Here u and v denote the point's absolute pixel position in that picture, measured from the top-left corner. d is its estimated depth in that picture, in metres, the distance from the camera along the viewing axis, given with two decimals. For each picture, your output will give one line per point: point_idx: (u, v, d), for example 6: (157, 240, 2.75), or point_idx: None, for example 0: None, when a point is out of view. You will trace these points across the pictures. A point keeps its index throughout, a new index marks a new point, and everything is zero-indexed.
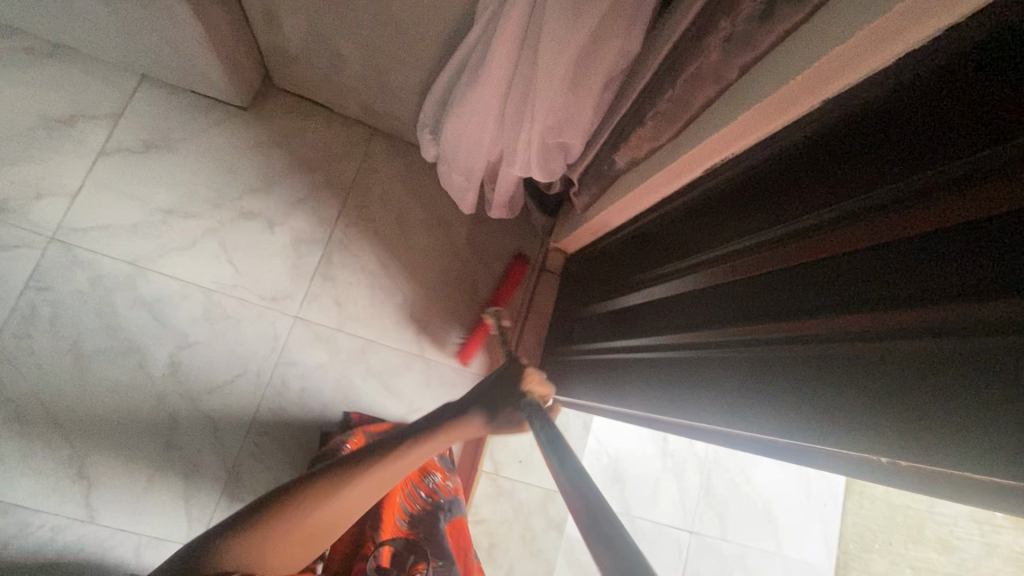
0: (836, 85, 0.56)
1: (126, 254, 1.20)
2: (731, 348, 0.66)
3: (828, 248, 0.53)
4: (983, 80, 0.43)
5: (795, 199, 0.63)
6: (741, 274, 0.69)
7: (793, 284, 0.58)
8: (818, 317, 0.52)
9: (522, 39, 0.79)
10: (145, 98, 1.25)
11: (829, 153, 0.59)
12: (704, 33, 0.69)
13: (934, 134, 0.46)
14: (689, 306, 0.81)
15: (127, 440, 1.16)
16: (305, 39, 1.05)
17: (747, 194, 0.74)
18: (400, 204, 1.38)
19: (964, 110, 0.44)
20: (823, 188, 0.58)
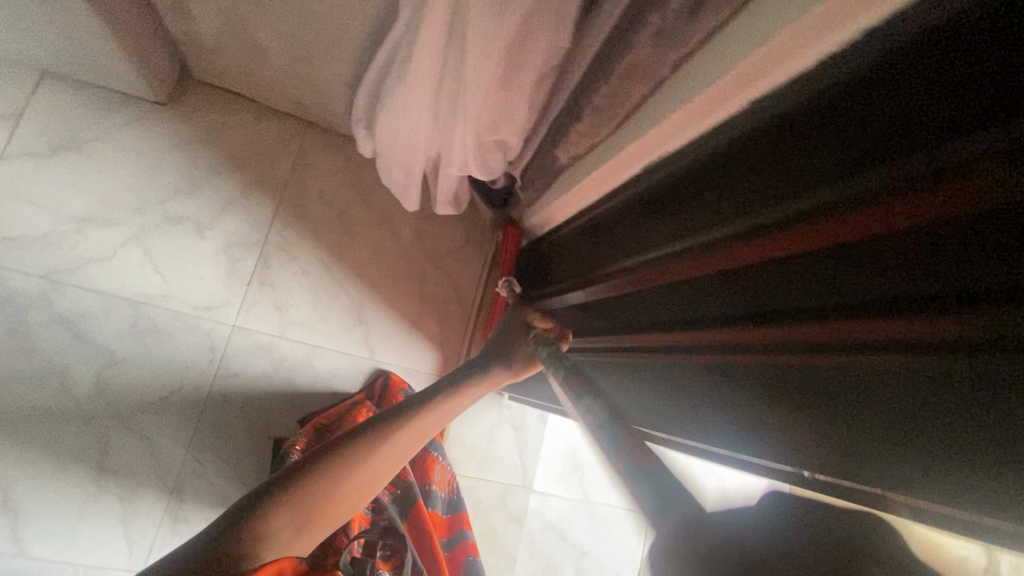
0: (771, 78, 0.54)
1: (37, 267, 1.10)
2: (713, 365, 0.64)
3: (774, 250, 0.52)
4: (888, 84, 0.42)
5: (736, 196, 0.61)
6: (690, 273, 0.67)
7: (748, 287, 0.56)
8: (781, 326, 0.50)
9: (449, 33, 0.75)
10: (47, 94, 1.14)
11: (765, 149, 0.57)
12: (632, 29, 0.68)
13: (860, 135, 0.44)
14: (640, 306, 0.81)
15: (51, 468, 1.07)
16: (220, 30, 0.97)
17: (689, 187, 0.72)
18: (341, 201, 1.33)
19: (885, 111, 0.42)
20: (763, 185, 0.56)
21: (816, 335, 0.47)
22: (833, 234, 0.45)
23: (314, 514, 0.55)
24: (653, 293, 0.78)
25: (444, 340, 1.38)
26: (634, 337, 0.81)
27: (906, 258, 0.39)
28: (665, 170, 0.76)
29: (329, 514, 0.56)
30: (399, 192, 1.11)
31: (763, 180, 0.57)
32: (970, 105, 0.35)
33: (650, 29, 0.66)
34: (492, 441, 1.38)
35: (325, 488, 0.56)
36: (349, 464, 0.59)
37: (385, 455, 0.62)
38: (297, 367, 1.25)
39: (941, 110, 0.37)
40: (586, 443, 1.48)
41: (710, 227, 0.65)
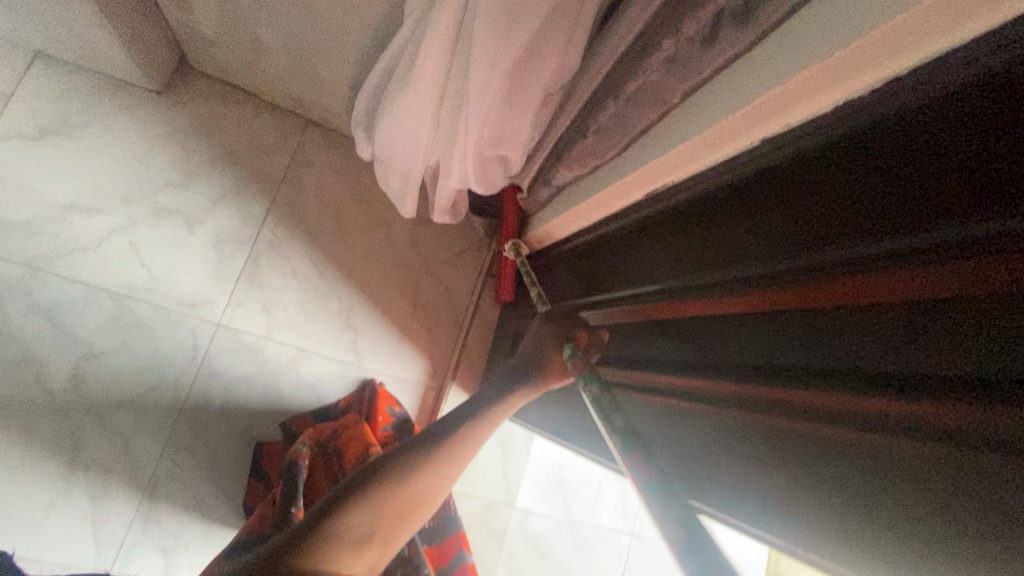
0: (781, 119, 0.52)
1: (18, 253, 1.06)
2: (684, 404, 0.64)
3: (788, 300, 0.50)
4: (912, 147, 0.41)
5: (740, 238, 0.60)
6: (687, 311, 0.66)
7: (749, 334, 0.55)
8: (777, 385, 0.49)
9: (455, 43, 0.72)
10: (39, 75, 1.10)
11: (773, 194, 0.56)
12: (644, 52, 0.66)
13: (880, 195, 0.43)
14: (632, 341, 0.79)
15: (21, 463, 1.03)
16: (220, 22, 0.94)
17: (691, 222, 0.71)
18: (337, 203, 1.30)
19: (907, 173, 0.41)
20: (769, 231, 0.56)
21: (820, 401, 0.45)
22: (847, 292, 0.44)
23: (385, 525, 0.54)
24: (644, 326, 0.76)
25: (433, 349, 1.36)
26: (632, 369, 0.77)
27: (919, 325, 0.39)
28: (664, 201, 0.74)
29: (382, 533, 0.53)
30: (396, 199, 1.08)
31: (769, 225, 0.56)
32: (999, 179, 0.34)
33: (665, 53, 0.64)
34: (478, 456, 1.35)
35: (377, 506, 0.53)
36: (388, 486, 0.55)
37: (422, 481, 0.56)
38: (282, 369, 1.22)
39: (963, 175, 0.37)
40: (573, 462, 1.46)
41: (714, 268, 0.63)
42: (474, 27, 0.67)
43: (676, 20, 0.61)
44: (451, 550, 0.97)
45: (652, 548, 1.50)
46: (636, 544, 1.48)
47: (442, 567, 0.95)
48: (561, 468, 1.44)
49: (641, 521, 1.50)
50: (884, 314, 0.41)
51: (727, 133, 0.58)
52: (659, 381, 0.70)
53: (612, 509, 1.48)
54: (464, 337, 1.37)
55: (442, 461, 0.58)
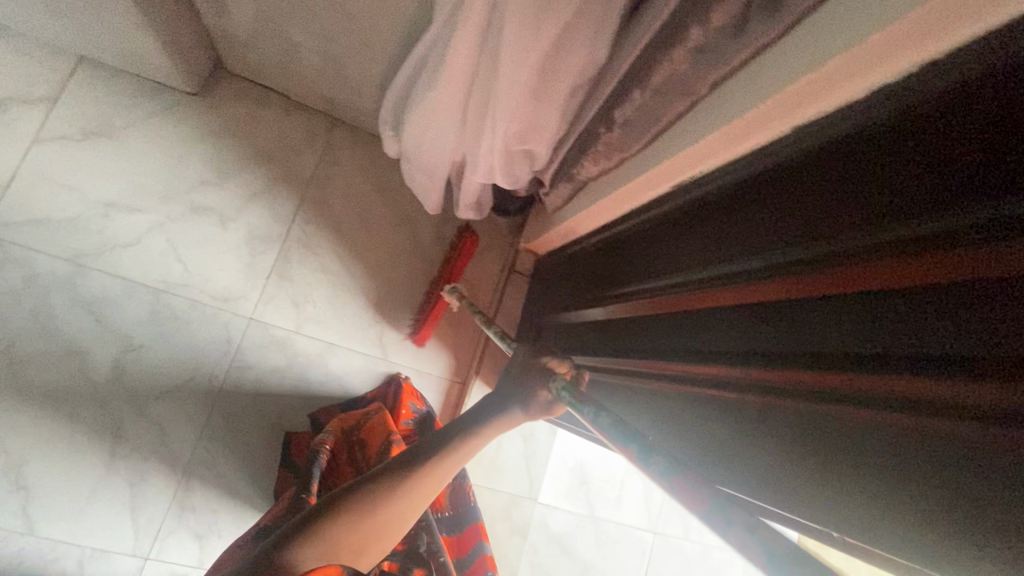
0: (805, 113, 0.53)
1: (64, 250, 1.11)
2: (707, 389, 0.65)
3: (807, 288, 0.51)
4: (939, 131, 0.41)
5: (763, 227, 0.61)
6: (714, 301, 0.66)
7: (772, 320, 0.56)
8: (797, 367, 0.50)
9: (483, 39, 0.73)
10: (83, 80, 1.15)
11: (797, 182, 0.56)
12: (672, 43, 0.66)
13: (905, 180, 0.43)
14: (658, 331, 0.80)
15: (67, 450, 1.08)
16: (254, 24, 0.97)
17: (715, 213, 0.71)
18: (363, 200, 1.32)
19: (934, 157, 0.41)
20: (793, 220, 0.56)
21: (832, 383, 0.47)
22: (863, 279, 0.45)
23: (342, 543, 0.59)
24: (671, 317, 0.77)
25: (457, 342, 1.37)
26: (650, 361, 0.79)
27: (930, 306, 0.40)
28: (693, 193, 0.75)
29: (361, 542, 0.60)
30: (422, 196, 1.10)
31: (793, 213, 0.56)
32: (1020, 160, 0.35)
33: (692, 43, 0.64)
34: (501, 450, 1.36)
35: (357, 523, 0.60)
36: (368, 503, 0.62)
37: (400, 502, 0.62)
38: (311, 363, 1.25)
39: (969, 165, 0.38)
40: (596, 458, 1.46)
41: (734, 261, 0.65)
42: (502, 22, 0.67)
43: (704, 9, 0.61)
44: (469, 541, 0.98)
45: (675, 546, 1.49)
46: (660, 543, 1.47)
47: (460, 557, 0.96)
48: (584, 464, 1.44)
49: (664, 518, 1.49)
50: (903, 296, 0.42)
51: (755, 123, 0.58)
52: (674, 370, 0.73)
53: (635, 506, 1.47)
54: (487, 333, 1.36)
55: (421, 480, 0.64)
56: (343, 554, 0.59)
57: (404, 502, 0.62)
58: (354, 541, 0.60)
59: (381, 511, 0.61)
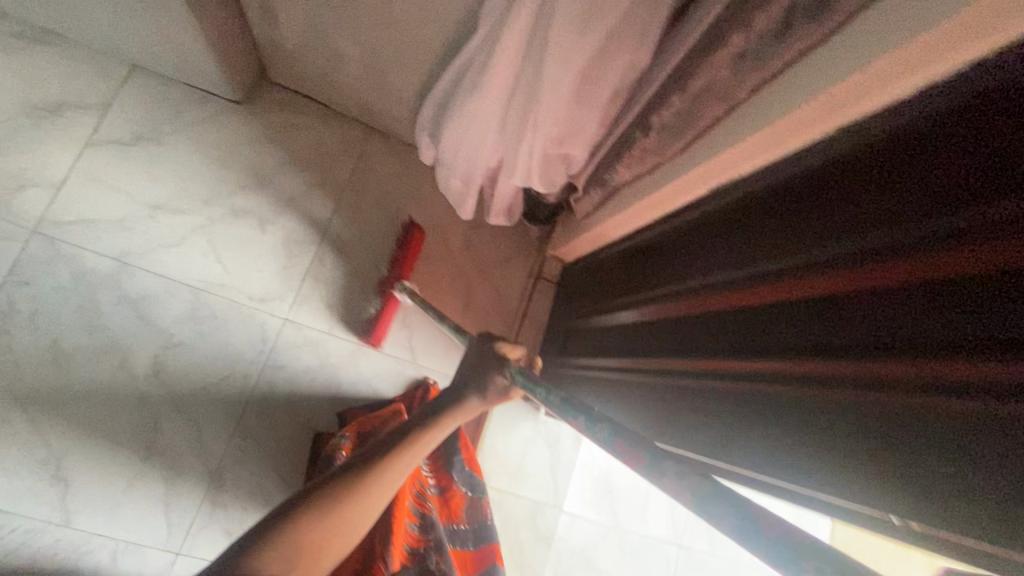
0: (825, 125, 0.56)
1: (112, 249, 1.15)
2: (721, 383, 0.65)
3: (829, 286, 0.51)
4: (959, 135, 0.41)
5: (781, 232, 0.61)
6: (733, 303, 0.67)
7: (790, 318, 0.56)
8: (815, 359, 0.51)
9: (527, 46, 0.76)
10: (136, 87, 1.21)
11: (818, 188, 0.56)
12: (714, 49, 0.68)
13: (922, 183, 0.43)
14: (674, 334, 0.80)
15: (106, 443, 1.11)
16: (303, 35, 1.01)
17: (735, 221, 0.71)
18: (396, 206, 1.36)
19: (953, 160, 0.41)
20: (811, 223, 0.56)
21: (851, 370, 0.46)
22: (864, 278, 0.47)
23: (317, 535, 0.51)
24: (688, 320, 0.77)
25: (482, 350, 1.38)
26: (663, 361, 0.81)
27: (950, 295, 0.40)
28: (720, 200, 0.75)
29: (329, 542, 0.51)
30: (456, 201, 1.12)
31: (811, 217, 0.56)
32: None
33: (735, 49, 0.65)
34: (527, 456, 1.37)
35: (331, 517, 0.52)
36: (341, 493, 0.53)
37: (373, 492, 0.54)
38: (342, 364, 1.27)
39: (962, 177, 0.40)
40: (621, 467, 1.44)
41: (744, 266, 0.67)
42: (549, 29, 0.70)
43: (747, 16, 0.63)
44: (481, 561, 0.94)
45: (701, 561, 1.46)
46: (685, 556, 1.45)
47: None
48: (609, 473, 1.43)
49: (689, 531, 1.47)
50: (921, 289, 0.42)
51: (786, 130, 0.60)
52: (683, 368, 0.75)
53: (660, 517, 1.45)
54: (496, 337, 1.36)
55: (390, 470, 0.56)
56: (311, 554, 0.50)
57: (389, 478, 0.56)
58: (338, 527, 0.52)
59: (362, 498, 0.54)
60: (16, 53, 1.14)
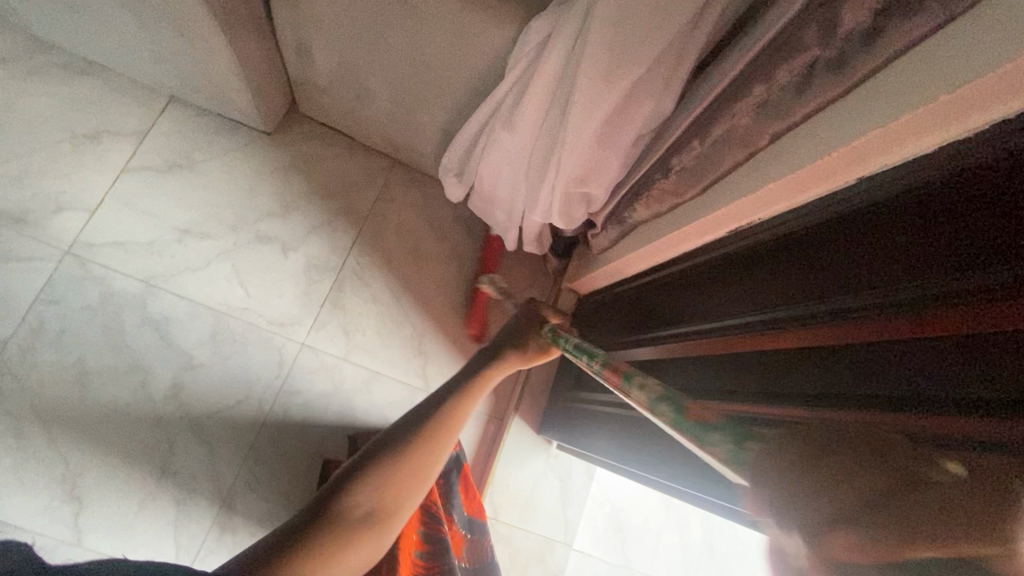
0: (841, 178, 0.57)
1: (139, 271, 1.19)
2: (743, 427, 0.66)
3: (845, 336, 0.52)
4: (971, 196, 0.43)
5: (807, 279, 0.62)
6: (755, 347, 0.67)
7: (813, 364, 0.57)
8: (836, 410, 0.51)
9: (552, 91, 0.79)
10: (172, 117, 1.26)
11: (841, 238, 0.58)
12: (736, 99, 0.70)
13: (944, 240, 0.45)
14: (701, 375, 0.81)
15: (121, 463, 1.12)
16: (335, 73, 1.06)
17: (759, 265, 0.73)
18: (415, 235, 1.38)
19: (968, 220, 0.43)
20: (837, 272, 0.57)
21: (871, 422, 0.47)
22: (888, 328, 0.47)
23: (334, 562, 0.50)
24: (712, 362, 0.78)
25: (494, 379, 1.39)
26: (687, 399, 0.80)
27: (968, 352, 0.40)
28: (737, 243, 0.77)
29: (389, 500, 0.53)
30: None
31: (837, 266, 0.57)
32: None
33: (756, 99, 0.68)
34: (537, 490, 1.35)
35: (383, 479, 0.53)
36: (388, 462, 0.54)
37: (425, 450, 0.56)
38: (356, 390, 1.28)
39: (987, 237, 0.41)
40: (632, 504, 1.41)
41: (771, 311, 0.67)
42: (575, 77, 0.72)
43: (768, 69, 0.65)
44: None
45: None
46: None
47: None
48: (620, 511, 1.40)
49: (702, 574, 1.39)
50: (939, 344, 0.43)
51: (804, 181, 0.61)
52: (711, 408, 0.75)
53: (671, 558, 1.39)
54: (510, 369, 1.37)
55: (434, 434, 0.57)
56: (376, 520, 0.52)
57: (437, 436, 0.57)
58: (400, 484, 0.54)
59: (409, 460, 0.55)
60: (63, 83, 1.20)
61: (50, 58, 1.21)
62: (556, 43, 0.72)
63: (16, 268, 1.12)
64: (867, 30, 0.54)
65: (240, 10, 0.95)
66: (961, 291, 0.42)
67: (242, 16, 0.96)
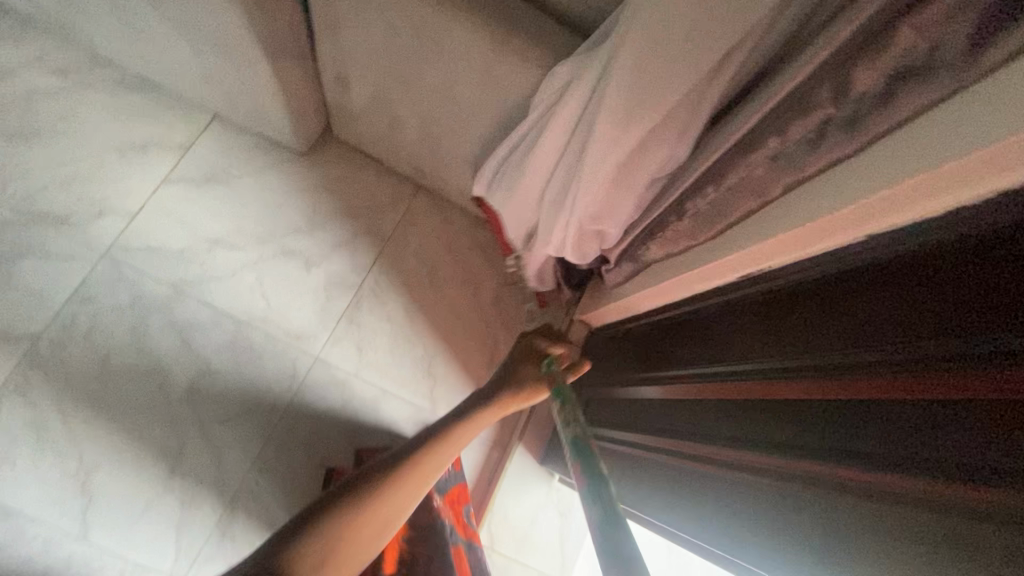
0: (846, 237, 0.58)
1: (169, 276, 1.24)
2: (753, 477, 0.65)
3: (850, 392, 0.51)
4: (986, 261, 0.42)
5: (810, 330, 0.62)
6: (757, 396, 0.67)
7: (814, 419, 0.56)
8: (846, 467, 0.50)
9: (572, 131, 0.82)
10: (214, 134, 1.33)
11: (848, 292, 0.58)
12: (750, 149, 0.72)
13: (952, 303, 0.44)
14: (704, 419, 0.79)
15: (132, 461, 1.15)
16: (369, 102, 1.12)
17: (767, 312, 0.73)
18: (434, 259, 1.41)
19: (978, 284, 0.42)
20: (837, 326, 0.57)
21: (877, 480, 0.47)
22: (886, 386, 0.47)
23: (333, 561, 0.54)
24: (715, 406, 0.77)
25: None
26: (690, 446, 0.80)
27: (971, 417, 0.40)
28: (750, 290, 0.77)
29: (345, 548, 0.55)
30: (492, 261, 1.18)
31: (841, 319, 0.57)
32: None
33: (769, 150, 0.69)
34: (536, 523, 1.33)
35: (340, 527, 0.55)
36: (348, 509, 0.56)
37: (384, 500, 0.57)
38: (364, 407, 1.30)
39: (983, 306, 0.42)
40: None
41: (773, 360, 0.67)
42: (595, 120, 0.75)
43: (783, 122, 0.66)
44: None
45: None
46: None
47: None
48: None
49: None
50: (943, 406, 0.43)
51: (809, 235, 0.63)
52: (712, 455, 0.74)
53: None
54: None
55: (400, 478, 0.59)
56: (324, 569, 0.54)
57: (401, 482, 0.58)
58: (358, 532, 0.55)
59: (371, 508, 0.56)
60: (118, 97, 1.29)
61: (108, 74, 1.29)
62: (578, 87, 0.75)
63: (56, 266, 1.18)
64: (882, 92, 0.54)
65: (290, 45, 1.02)
66: (959, 355, 0.42)
67: (288, 46, 1.02)
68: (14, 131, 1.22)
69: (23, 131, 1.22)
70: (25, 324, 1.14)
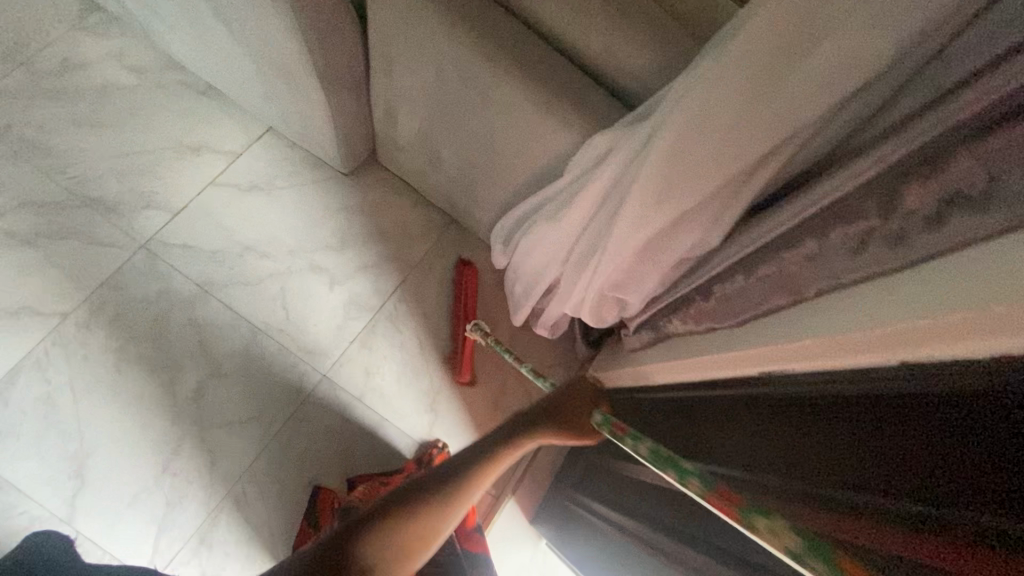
0: (857, 360, 0.54)
1: (198, 276, 1.27)
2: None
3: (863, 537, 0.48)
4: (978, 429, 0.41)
5: (821, 451, 0.58)
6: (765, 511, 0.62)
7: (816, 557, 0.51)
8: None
9: (605, 198, 0.81)
10: (266, 145, 1.38)
11: (850, 419, 0.55)
12: (785, 246, 0.68)
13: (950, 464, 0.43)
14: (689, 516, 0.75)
15: (129, 452, 1.16)
16: (414, 137, 1.14)
17: (773, 414, 0.69)
18: (456, 293, 1.41)
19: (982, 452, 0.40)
20: (850, 457, 0.54)
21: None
22: (855, 532, 0.49)
23: (409, 547, 0.58)
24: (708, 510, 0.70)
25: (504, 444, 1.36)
26: (671, 543, 0.75)
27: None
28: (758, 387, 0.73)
29: (399, 554, 0.58)
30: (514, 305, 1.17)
31: (850, 452, 0.54)
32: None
33: (805, 251, 0.66)
34: None
35: (397, 533, 0.58)
36: (399, 521, 0.59)
37: (436, 515, 0.61)
38: (362, 433, 1.28)
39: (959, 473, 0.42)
40: None
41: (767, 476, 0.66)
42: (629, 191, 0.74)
43: (823, 225, 0.63)
44: None
45: None
46: None
47: None
48: None
49: None
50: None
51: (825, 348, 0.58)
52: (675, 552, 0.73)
53: None
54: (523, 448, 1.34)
55: (448, 498, 0.62)
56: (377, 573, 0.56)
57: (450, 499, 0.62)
58: (408, 539, 0.58)
59: (424, 518, 0.60)
60: (184, 100, 1.36)
61: (180, 78, 1.37)
62: (615, 156, 0.74)
63: (96, 251, 1.23)
64: (931, 215, 0.50)
65: (346, 75, 1.05)
66: (920, 513, 0.43)
67: (343, 77, 1.05)
68: (84, 119, 1.29)
69: (92, 120, 1.30)
70: (56, 302, 1.19)
